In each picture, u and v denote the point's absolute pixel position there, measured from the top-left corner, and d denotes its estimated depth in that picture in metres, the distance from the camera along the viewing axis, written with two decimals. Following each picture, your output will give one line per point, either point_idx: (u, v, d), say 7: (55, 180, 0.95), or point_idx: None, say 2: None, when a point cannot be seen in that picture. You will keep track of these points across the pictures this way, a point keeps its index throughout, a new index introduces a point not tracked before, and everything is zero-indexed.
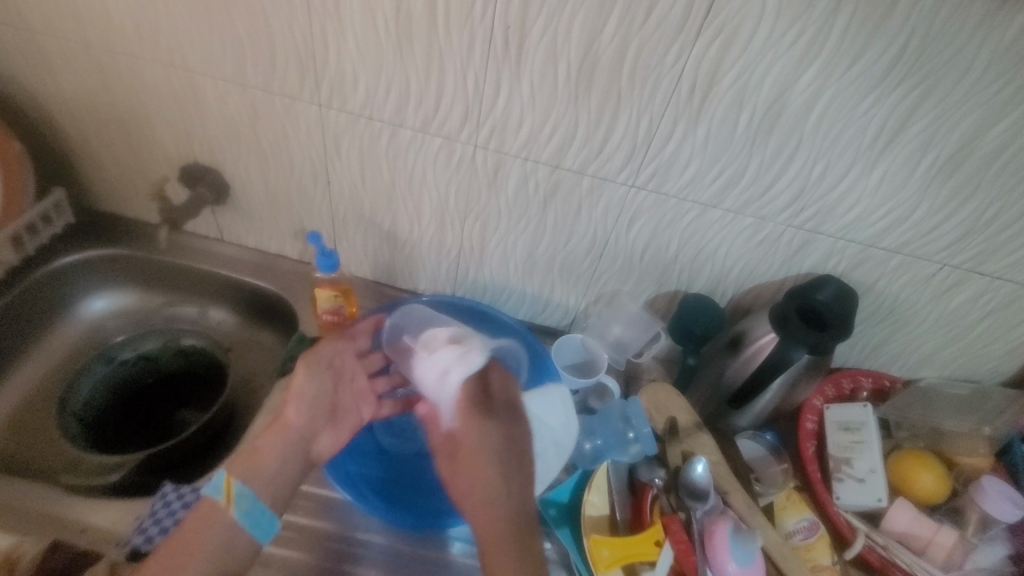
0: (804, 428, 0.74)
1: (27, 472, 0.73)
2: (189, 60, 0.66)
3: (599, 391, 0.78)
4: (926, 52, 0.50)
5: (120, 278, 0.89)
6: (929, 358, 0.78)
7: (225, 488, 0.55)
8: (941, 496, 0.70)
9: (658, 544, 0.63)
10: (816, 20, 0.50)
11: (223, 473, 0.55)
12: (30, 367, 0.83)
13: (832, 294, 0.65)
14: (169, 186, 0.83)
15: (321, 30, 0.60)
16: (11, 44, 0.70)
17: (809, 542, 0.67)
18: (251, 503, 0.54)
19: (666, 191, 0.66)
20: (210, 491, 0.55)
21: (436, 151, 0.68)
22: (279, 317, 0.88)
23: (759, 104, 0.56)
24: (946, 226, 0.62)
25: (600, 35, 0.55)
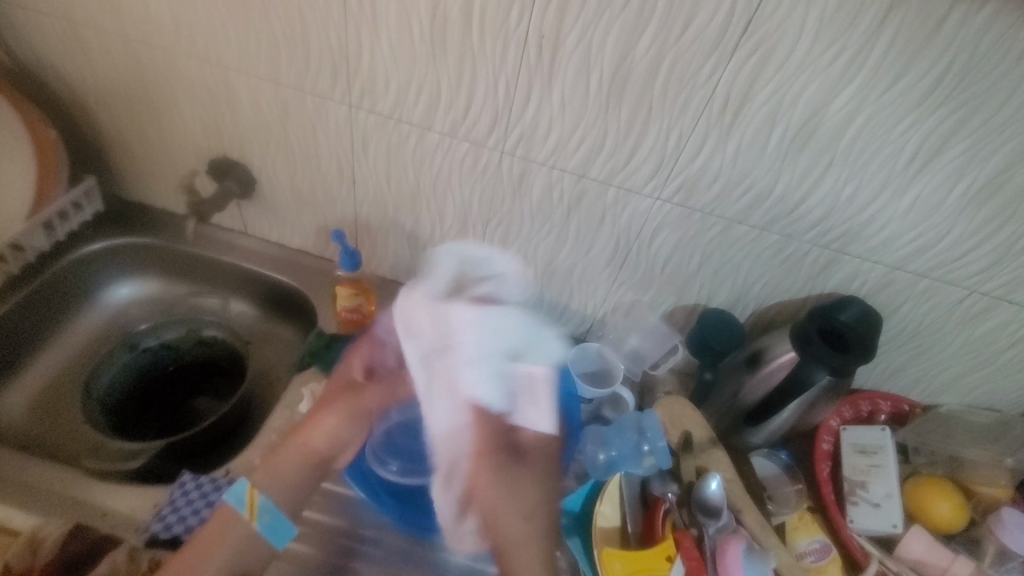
0: (820, 448, 0.74)
1: (52, 455, 0.75)
2: (224, 55, 0.67)
3: (614, 401, 0.77)
4: (966, 78, 0.50)
5: (144, 267, 0.90)
6: (951, 384, 0.77)
7: (249, 503, 0.60)
8: (957, 525, 0.69)
9: (669, 559, 0.63)
10: (858, 40, 0.49)
11: (245, 485, 0.61)
12: (55, 350, 0.84)
13: (856, 315, 0.65)
14: (198, 179, 0.84)
15: (356, 31, 0.61)
16: (53, 35, 0.71)
17: (821, 565, 0.66)
18: (271, 514, 0.61)
19: (692, 205, 0.66)
20: (232, 502, 0.60)
21: (463, 155, 0.68)
22: (299, 312, 0.89)
23: (793, 121, 0.56)
24: (975, 253, 0.62)
25: (635, 48, 0.55)
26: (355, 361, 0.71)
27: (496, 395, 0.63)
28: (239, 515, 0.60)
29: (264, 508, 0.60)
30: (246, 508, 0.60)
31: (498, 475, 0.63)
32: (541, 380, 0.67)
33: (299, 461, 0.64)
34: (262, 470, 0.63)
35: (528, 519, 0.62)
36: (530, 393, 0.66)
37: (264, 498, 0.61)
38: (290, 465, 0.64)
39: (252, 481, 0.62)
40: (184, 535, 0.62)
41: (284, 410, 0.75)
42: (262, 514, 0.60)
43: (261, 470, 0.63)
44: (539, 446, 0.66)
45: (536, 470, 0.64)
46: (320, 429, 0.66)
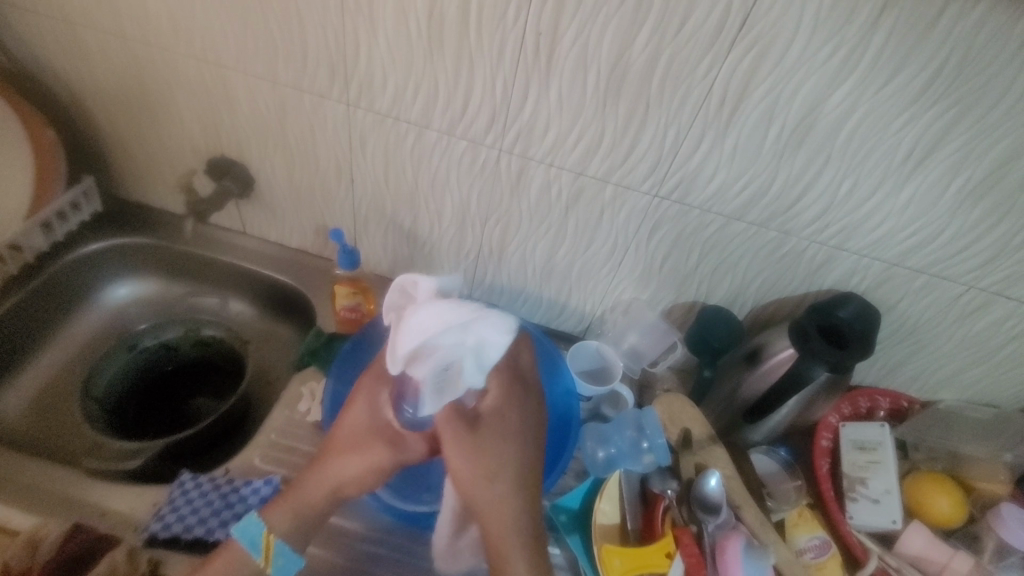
0: (819, 445, 0.74)
1: (52, 455, 0.75)
2: (222, 55, 0.67)
3: (612, 399, 0.77)
4: (962, 73, 0.50)
5: (143, 267, 0.90)
6: (949, 380, 0.77)
7: (264, 549, 0.57)
8: (957, 521, 0.69)
9: (669, 555, 0.63)
10: (854, 36, 0.49)
11: (261, 529, 0.57)
12: (54, 351, 0.84)
13: (854, 311, 0.64)
14: (196, 179, 0.84)
15: (353, 30, 0.61)
16: (51, 35, 0.71)
17: (820, 562, 0.66)
18: (285, 557, 0.58)
19: (690, 202, 0.66)
20: (247, 546, 0.57)
21: (461, 153, 0.69)
22: (298, 311, 0.89)
23: (790, 118, 0.56)
24: (972, 249, 0.62)
25: (632, 45, 0.55)
26: (363, 393, 0.63)
27: (446, 390, 0.54)
28: (252, 558, 0.57)
29: (281, 551, 0.58)
30: (262, 553, 0.57)
31: (461, 430, 0.58)
32: (470, 358, 0.52)
33: (324, 496, 0.60)
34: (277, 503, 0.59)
35: (492, 481, 0.56)
36: (473, 374, 0.53)
37: (280, 542, 0.57)
38: (306, 508, 0.59)
39: (267, 520, 0.58)
40: (184, 534, 0.62)
41: (285, 409, 0.75)
42: (277, 558, 0.57)
43: (279, 508, 0.58)
44: (496, 405, 0.58)
45: (502, 427, 0.58)
46: (338, 471, 0.60)
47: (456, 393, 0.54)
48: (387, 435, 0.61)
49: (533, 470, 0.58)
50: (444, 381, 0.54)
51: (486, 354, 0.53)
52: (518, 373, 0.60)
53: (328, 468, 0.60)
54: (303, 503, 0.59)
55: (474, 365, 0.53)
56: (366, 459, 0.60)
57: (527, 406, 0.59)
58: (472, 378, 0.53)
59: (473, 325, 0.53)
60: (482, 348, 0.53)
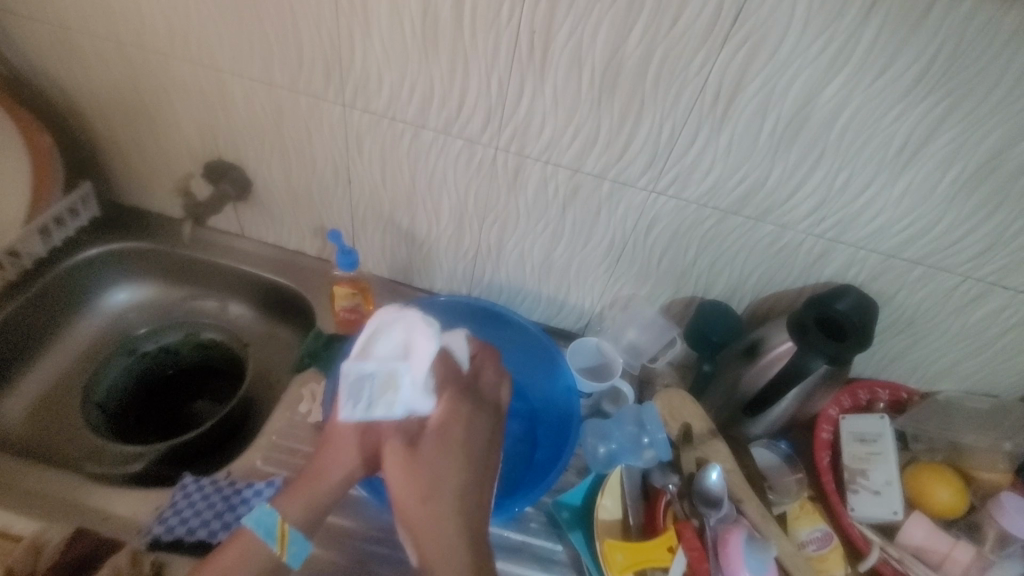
0: (820, 437, 0.74)
1: (53, 460, 0.75)
2: (217, 58, 0.68)
3: (613, 395, 0.77)
4: (955, 64, 0.50)
5: (142, 272, 0.90)
6: (948, 370, 0.77)
7: (280, 537, 0.55)
8: (959, 511, 0.70)
9: (670, 550, 0.63)
10: (847, 29, 0.50)
11: (275, 517, 0.55)
12: (53, 357, 0.85)
13: (851, 304, 0.65)
14: (193, 183, 0.84)
15: (348, 30, 0.61)
16: (45, 40, 0.71)
17: (822, 553, 0.67)
18: (300, 544, 0.56)
19: (686, 197, 0.66)
20: (262, 537, 0.55)
21: (457, 152, 0.69)
22: (297, 313, 0.89)
23: (784, 112, 0.56)
24: (968, 239, 0.62)
25: (626, 41, 0.55)
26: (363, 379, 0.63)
27: (376, 402, 0.56)
28: (267, 547, 0.55)
29: (295, 539, 0.56)
30: (277, 542, 0.55)
31: (401, 445, 0.57)
32: (406, 365, 0.57)
33: (339, 482, 0.58)
34: (288, 494, 0.57)
35: (424, 499, 0.55)
36: (404, 382, 0.57)
37: (295, 529, 0.56)
38: (321, 495, 0.58)
39: (278, 509, 0.56)
40: (186, 537, 0.62)
41: (285, 410, 0.75)
42: (291, 548, 0.55)
43: (292, 498, 0.57)
44: (441, 420, 0.58)
45: (443, 443, 0.57)
46: (349, 458, 0.59)
47: (387, 404, 0.56)
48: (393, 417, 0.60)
49: (474, 488, 0.56)
50: (375, 392, 0.57)
51: (423, 360, 0.57)
52: (471, 391, 0.61)
53: (337, 456, 0.59)
54: (314, 492, 0.58)
55: (406, 372, 0.56)
56: None
57: (472, 431, 0.58)
58: (402, 387, 0.56)
59: (413, 327, 0.58)
60: (421, 352, 0.57)
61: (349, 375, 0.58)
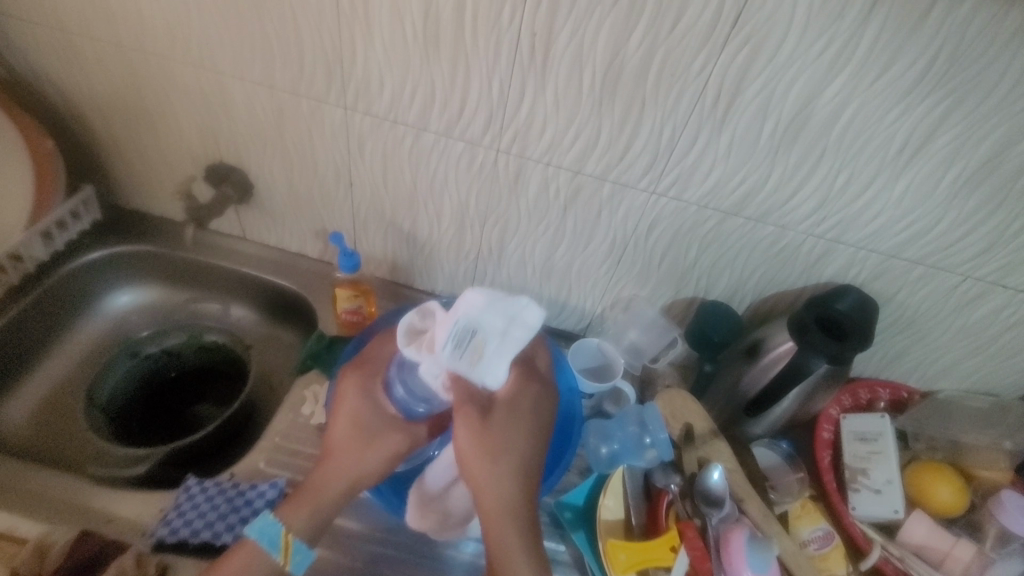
0: (820, 436, 0.74)
1: (57, 463, 0.76)
2: (220, 61, 0.68)
3: (615, 395, 0.78)
4: (954, 65, 0.50)
5: (144, 275, 0.91)
6: (948, 370, 0.78)
7: (284, 547, 0.56)
8: (959, 509, 0.70)
9: (673, 549, 0.63)
10: (845, 31, 0.50)
11: (279, 527, 0.57)
12: (57, 360, 0.85)
13: (851, 304, 0.65)
14: (195, 186, 0.85)
15: (350, 34, 0.61)
16: (48, 44, 0.72)
17: (824, 552, 0.67)
18: (303, 553, 0.57)
19: (687, 199, 0.66)
20: (266, 547, 0.56)
21: (459, 154, 0.69)
22: (300, 315, 0.89)
23: (784, 114, 0.57)
24: (968, 239, 0.62)
25: (626, 44, 0.55)
26: (352, 387, 0.65)
27: (461, 360, 0.53)
28: (270, 557, 0.56)
29: (298, 548, 0.57)
30: (281, 552, 0.56)
31: (474, 414, 0.57)
32: (502, 339, 0.54)
33: (340, 493, 0.60)
34: (292, 505, 0.58)
35: (494, 458, 0.57)
36: (495, 355, 0.54)
37: (298, 539, 0.57)
38: (323, 505, 0.59)
39: (281, 519, 0.57)
40: (190, 538, 0.62)
41: (288, 412, 0.75)
42: (295, 557, 0.57)
43: (296, 509, 0.58)
44: (512, 395, 0.60)
45: (517, 415, 0.59)
46: (348, 468, 0.61)
47: (471, 369, 0.54)
48: (387, 426, 0.63)
49: (534, 463, 0.58)
50: (464, 350, 0.53)
51: (517, 342, 0.54)
52: (535, 371, 0.63)
53: (337, 467, 0.61)
54: (314, 500, 0.59)
55: (499, 347, 0.54)
56: (371, 453, 0.61)
57: (539, 400, 0.61)
58: (491, 359, 0.53)
59: (517, 308, 0.55)
60: (516, 332, 0.54)
61: (443, 326, 0.54)
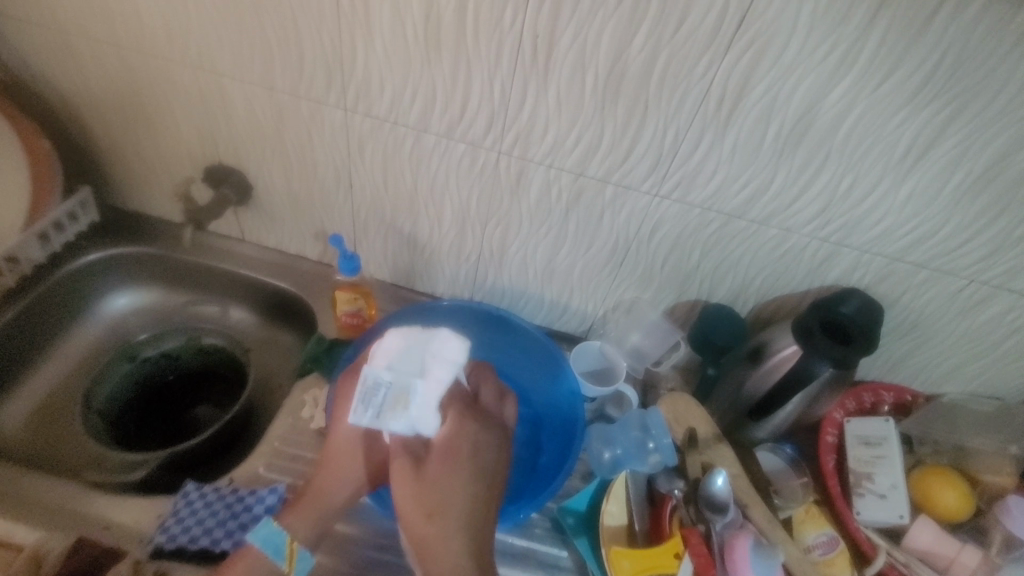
0: (824, 441, 0.74)
1: (53, 468, 0.75)
2: (217, 62, 0.67)
3: (617, 399, 0.77)
4: (962, 68, 0.49)
5: (142, 277, 0.90)
6: (953, 373, 0.77)
7: (289, 556, 0.56)
8: (965, 515, 0.69)
9: (677, 556, 0.63)
10: (852, 33, 0.49)
11: (286, 537, 0.56)
12: (54, 363, 0.84)
13: (856, 308, 0.64)
14: (193, 187, 0.84)
15: (349, 35, 0.61)
16: (44, 44, 0.71)
17: (829, 557, 0.67)
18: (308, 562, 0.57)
19: (690, 201, 0.66)
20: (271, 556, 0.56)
21: (460, 156, 0.68)
22: (299, 318, 0.88)
23: (789, 116, 0.56)
24: (973, 243, 0.62)
25: (629, 46, 0.54)
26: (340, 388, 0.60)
27: (383, 413, 0.50)
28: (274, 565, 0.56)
29: (302, 557, 0.57)
30: (286, 560, 0.56)
31: (407, 467, 0.51)
32: (421, 383, 0.51)
33: (343, 501, 0.60)
34: (295, 513, 0.58)
35: (432, 516, 0.50)
36: (415, 401, 0.50)
37: (303, 549, 0.57)
38: (326, 513, 0.59)
39: (286, 528, 0.57)
40: (188, 545, 0.62)
41: (288, 416, 0.75)
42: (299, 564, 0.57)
43: (300, 517, 0.58)
44: (449, 440, 0.52)
45: (455, 460, 0.52)
46: (348, 473, 0.60)
47: (394, 422, 0.50)
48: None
49: (484, 506, 0.52)
50: (384, 405, 0.50)
51: (436, 380, 0.51)
52: (480, 403, 0.56)
53: (338, 474, 0.59)
54: (319, 509, 0.59)
55: (418, 389, 0.51)
56: None
57: (485, 442, 0.53)
58: (415, 404, 0.50)
59: (432, 347, 0.53)
60: (434, 371, 0.52)
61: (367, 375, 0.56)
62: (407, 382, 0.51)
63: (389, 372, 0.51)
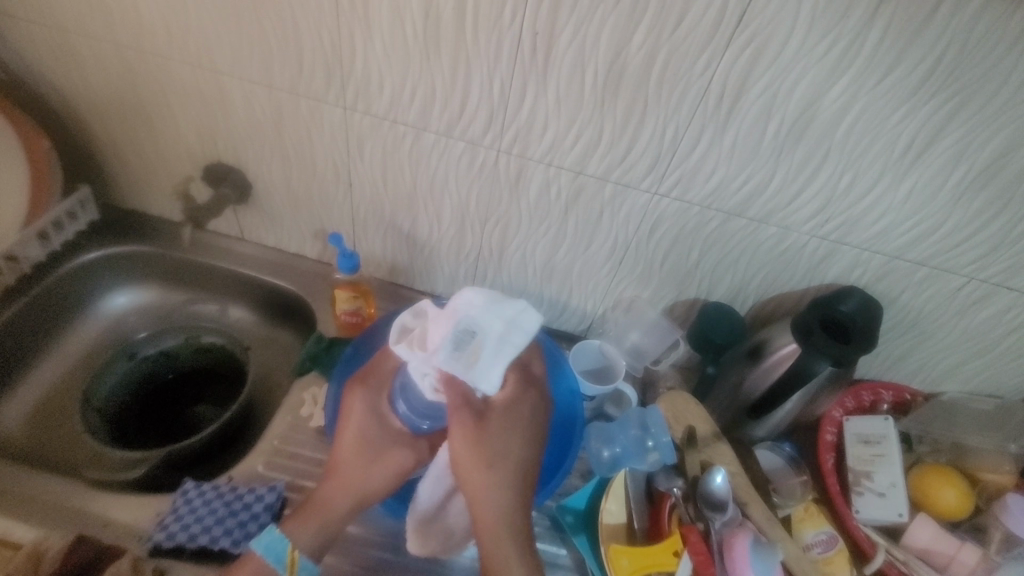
0: (823, 439, 0.73)
1: (52, 466, 0.75)
2: (217, 60, 0.67)
3: (616, 398, 0.77)
4: (961, 65, 0.49)
5: (142, 276, 0.90)
6: (952, 372, 0.77)
7: (290, 563, 0.56)
8: (964, 513, 0.69)
9: (676, 554, 0.63)
10: (851, 30, 0.49)
11: (287, 544, 0.56)
12: (53, 361, 0.84)
13: (855, 306, 0.64)
14: (193, 186, 0.84)
15: (348, 33, 0.61)
16: (43, 43, 0.71)
17: (828, 556, 0.67)
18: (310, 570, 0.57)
19: (690, 199, 0.66)
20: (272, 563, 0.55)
21: (459, 155, 0.68)
22: (298, 317, 0.88)
23: (788, 114, 0.56)
24: (972, 241, 0.62)
25: (629, 44, 0.54)
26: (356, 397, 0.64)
27: (458, 360, 0.55)
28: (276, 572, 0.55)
29: (304, 565, 0.56)
30: (287, 567, 0.55)
31: (469, 421, 0.57)
32: (497, 342, 0.56)
33: (349, 508, 0.59)
34: (298, 520, 0.58)
35: (490, 468, 0.56)
36: (490, 356, 0.55)
37: (305, 557, 0.57)
38: (332, 520, 0.59)
39: (288, 535, 0.57)
40: (187, 544, 0.61)
41: (287, 414, 0.75)
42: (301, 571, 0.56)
43: (302, 524, 0.58)
44: (507, 402, 0.59)
45: (511, 421, 0.58)
46: (354, 486, 0.60)
47: (467, 369, 0.55)
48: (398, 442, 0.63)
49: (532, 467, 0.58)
50: (459, 352, 0.55)
51: (513, 344, 0.56)
52: (531, 376, 0.62)
53: (344, 483, 0.60)
54: (322, 518, 0.58)
55: (496, 349, 0.55)
56: (379, 469, 0.61)
57: (536, 409, 0.60)
58: (487, 359, 0.55)
59: (514, 311, 0.58)
60: (512, 335, 0.56)
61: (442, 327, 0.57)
62: (486, 338, 0.56)
63: (471, 322, 0.56)
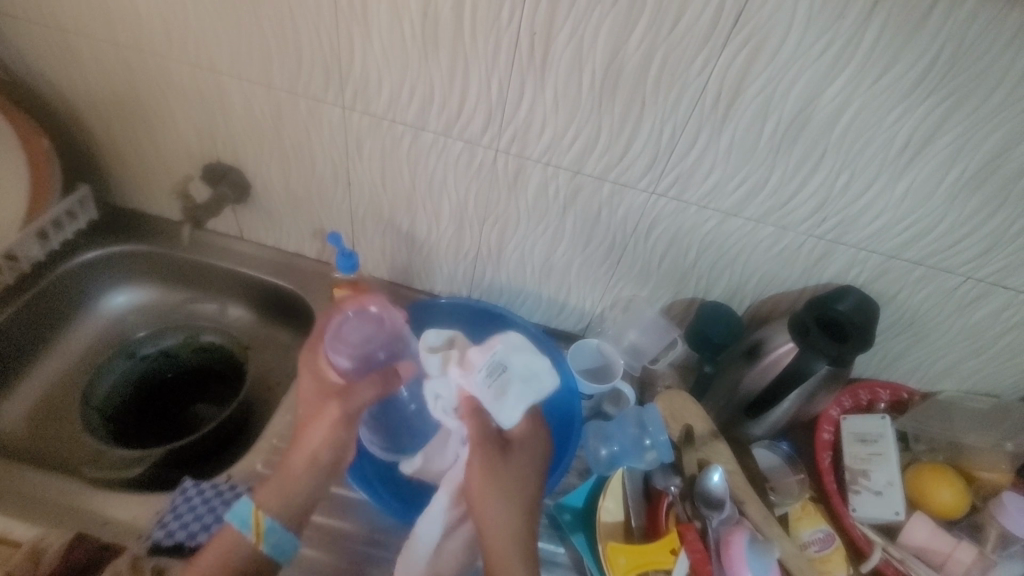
0: (821, 438, 0.74)
1: (52, 464, 0.75)
2: (216, 60, 0.67)
3: (614, 396, 0.77)
4: (957, 64, 0.50)
5: (141, 275, 0.90)
6: (949, 370, 0.77)
7: (254, 524, 0.55)
8: (960, 512, 0.70)
9: (674, 552, 0.63)
10: (848, 29, 0.49)
11: (250, 504, 0.55)
12: (52, 360, 0.84)
13: (852, 305, 0.65)
14: (192, 186, 0.84)
15: (347, 33, 0.61)
16: (43, 42, 0.71)
17: (824, 554, 0.67)
18: (279, 535, 0.55)
19: (687, 199, 0.66)
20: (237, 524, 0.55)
21: (457, 154, 0.68)
22: (297, 316, 0.89)
23: (785, 114, 0.56)
24: (968, 241, 0.62)
25: (626, 43, 0.55)
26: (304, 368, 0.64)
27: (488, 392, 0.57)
28: (245, 538, 0.55)
29: (271, 529, 0.55)
30: (252, 530, 0.55)
31: (492, 451, 0.57)
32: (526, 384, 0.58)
33: (304, 471, 0.58)
34: (264, 489, 0.58)
35: (507, 498, 0.56)
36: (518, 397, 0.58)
37: (271, 519, 0.55)
38: (294, 487, 0.57)
39: (256, 501, 0.56)
40: (186, 542, 0.62)
41: (286, 413, 0.75)
42: (269, 536, 0.55)
43: (265, 491, 0.57)
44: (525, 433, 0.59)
45: (529, 451, 0.59)
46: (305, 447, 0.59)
47: (494, 405, 0.57)
48: (329, 394, 0.60)
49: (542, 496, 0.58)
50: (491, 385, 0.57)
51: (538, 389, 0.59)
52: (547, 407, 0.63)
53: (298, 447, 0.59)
54: (285, 488, 0.57)
55: (522, 392, 0.58)
56: (321, 426, 0.59)
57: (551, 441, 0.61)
58: (514, 400, 0.57)
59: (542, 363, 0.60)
60: (537, 382, 0.59)
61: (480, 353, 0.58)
62: (514, 381, 0.58)
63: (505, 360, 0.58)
